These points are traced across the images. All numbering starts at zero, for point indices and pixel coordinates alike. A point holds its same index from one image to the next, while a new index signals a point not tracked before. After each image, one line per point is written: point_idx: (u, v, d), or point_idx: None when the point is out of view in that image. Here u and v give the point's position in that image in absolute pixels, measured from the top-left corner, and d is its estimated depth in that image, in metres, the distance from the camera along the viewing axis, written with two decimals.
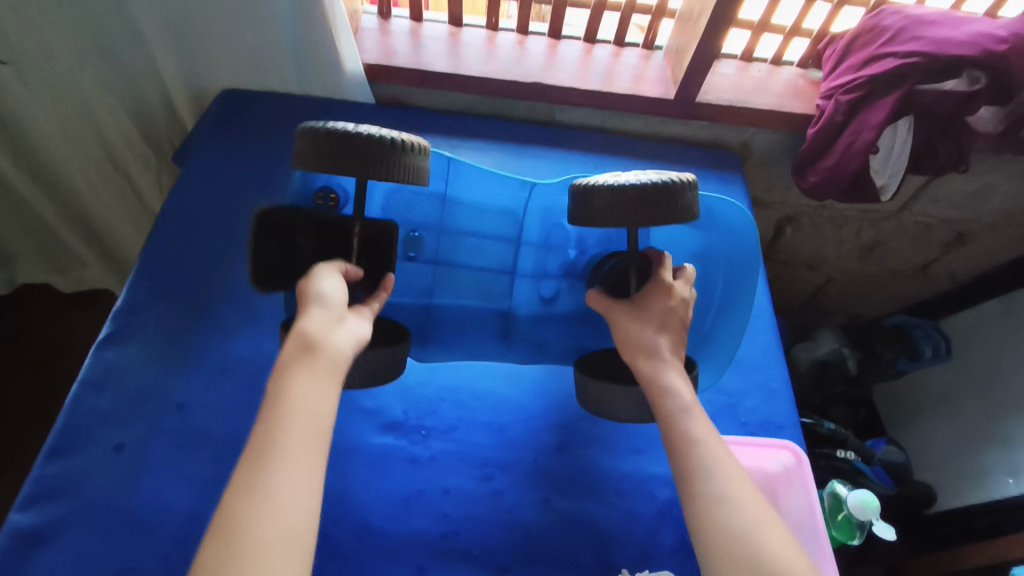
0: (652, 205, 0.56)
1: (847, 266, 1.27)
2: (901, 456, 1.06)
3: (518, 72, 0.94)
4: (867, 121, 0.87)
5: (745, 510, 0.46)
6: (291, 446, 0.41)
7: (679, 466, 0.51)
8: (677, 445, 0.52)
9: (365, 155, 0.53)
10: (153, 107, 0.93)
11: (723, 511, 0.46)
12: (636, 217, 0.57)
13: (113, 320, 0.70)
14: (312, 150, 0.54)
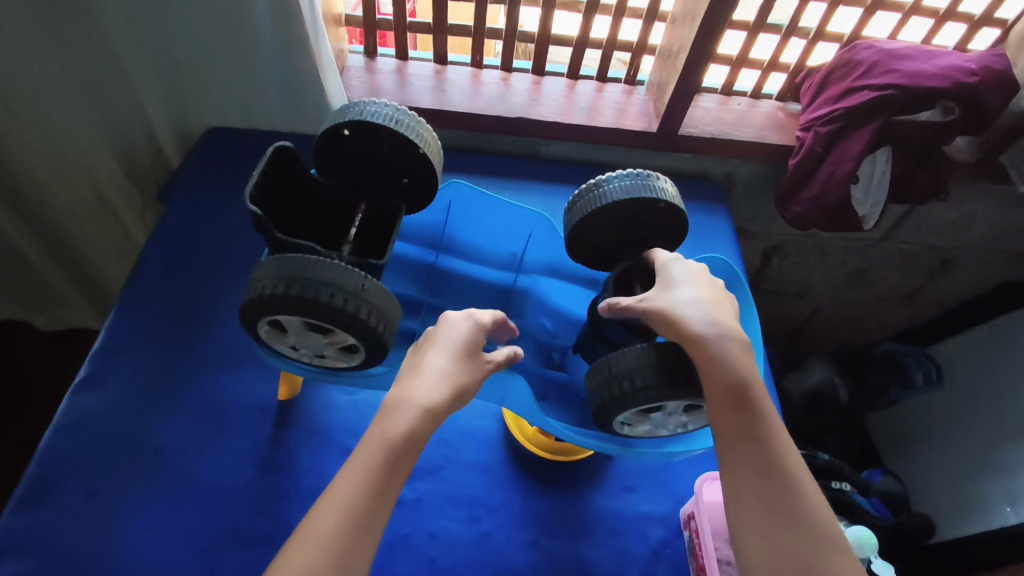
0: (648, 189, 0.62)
1: (835, 294, 1.28)
2: (898, 486, 1.03)
3: (502, 108, 0.95)
4: (846, 151, 0.89)
5: (803, 525, 0.47)
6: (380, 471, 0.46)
7: (729, 457, 0.50)
8: (752, 448, 0.49)
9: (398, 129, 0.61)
10: (139, 145, 0.94)
11: (772, 519, 0.47)
12: (635, 202, 0.63)
13: (90, 362, 0.69)
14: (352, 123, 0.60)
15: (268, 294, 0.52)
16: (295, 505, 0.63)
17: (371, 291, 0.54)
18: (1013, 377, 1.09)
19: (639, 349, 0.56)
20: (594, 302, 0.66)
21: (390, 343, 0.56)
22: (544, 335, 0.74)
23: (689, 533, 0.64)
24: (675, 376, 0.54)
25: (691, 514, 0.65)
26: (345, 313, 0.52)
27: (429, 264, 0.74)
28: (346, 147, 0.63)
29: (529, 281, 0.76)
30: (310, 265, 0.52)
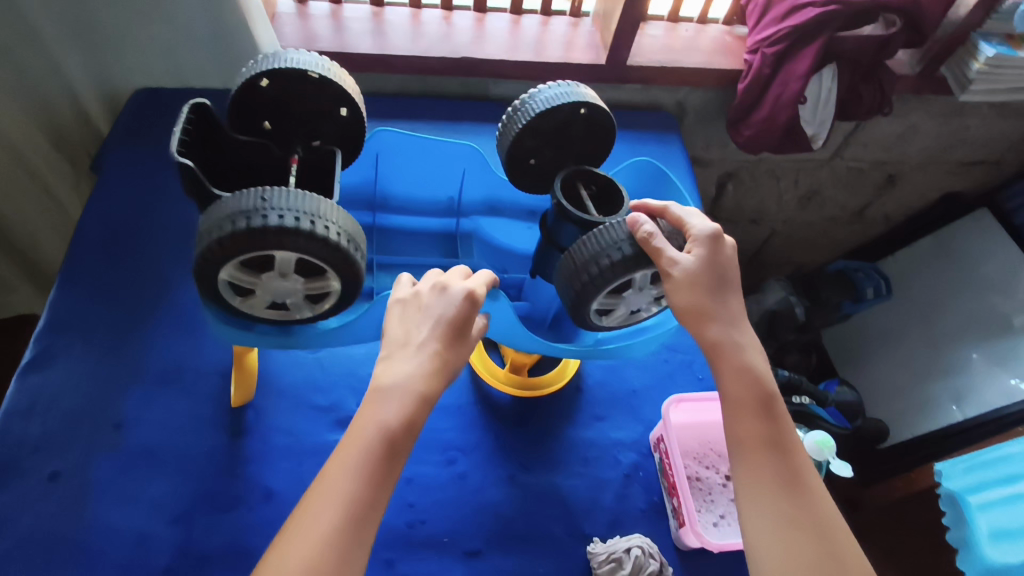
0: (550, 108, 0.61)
1: (788, 217, 1.30)
2: (853, 395, 1.09)
3: (445, 48, 0.92)
4: (793, 70, 0.89)
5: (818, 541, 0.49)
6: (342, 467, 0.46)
7: (747, 469, 0.52)
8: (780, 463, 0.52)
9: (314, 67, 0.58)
10: (61, 113, 0.87)
11: (796, 534, 0.49)
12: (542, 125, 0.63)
13: (35, 342, 0.65)
14: (246, 84, 0.58)
15: (198, 256, 0.49)
16: (268, 465, 0.63)
17: (271, 198, 0.49)
18: (958, 287, 1.18)
19: (594, 231, 0.55)
20: (545, 219, 0.64)
21: (341, 241, 0.50)
22: (495, 272, 0.72)
23: (659, 455, 0.67)
24: (640, 258, 0.53)
25: (660, 437, 0.66)
26: (281, 227, 0.48)
27: (368, 224, 0.71)
28: (259, 106, 0.61)
29: (472, 222, 0.74)
30: (213, 212, 0.49)
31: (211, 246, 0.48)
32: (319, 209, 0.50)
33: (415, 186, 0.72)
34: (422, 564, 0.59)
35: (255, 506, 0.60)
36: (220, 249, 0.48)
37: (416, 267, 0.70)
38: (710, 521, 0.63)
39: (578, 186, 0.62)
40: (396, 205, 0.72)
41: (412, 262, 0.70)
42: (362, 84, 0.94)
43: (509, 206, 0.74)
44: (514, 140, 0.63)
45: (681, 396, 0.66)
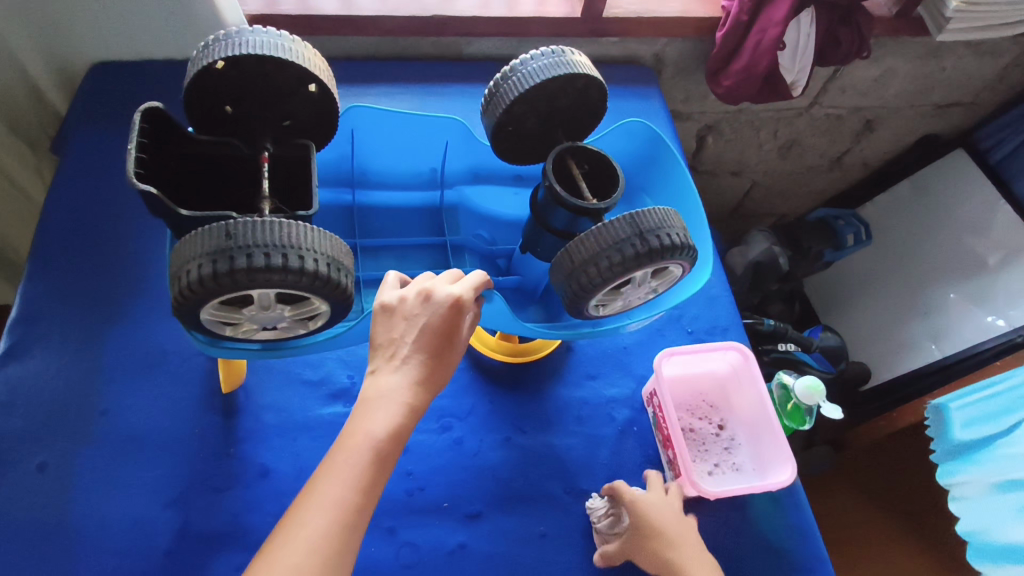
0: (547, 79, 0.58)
1: (768, 168, 1.30)
2: (836, 340, 1.11)
3: (415, 8, 0.88)
4: (770, 17, 0.88)
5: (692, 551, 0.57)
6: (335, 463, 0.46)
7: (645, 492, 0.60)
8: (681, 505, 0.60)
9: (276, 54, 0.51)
10: (14, 95, 0.83)
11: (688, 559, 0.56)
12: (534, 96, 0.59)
13: (9, 333, 0.63)
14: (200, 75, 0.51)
15: (174, 294, 0.47)
16: (262, 443, 0.62)
17: (238, 234, 0.45)
18: (933, 228, 1.21)
19: (593, 229, 0.52)
20: (535, 195, 0.59)
21: (321, 268, 0.47)
22: (483, 244, 0.71)
23: (653, 410, 0.67)
24: (641, 259, 0.51)
25: (653, 391, 0.67)
26: (271, 267, 0.45)
27: (348, 203, 0.68)
28: (218, 91, 0.54)
29: (456, 194, 0.71)
30: (181, 250, 0.46)
31: (191, 286, 0.45)
32: (306, 238, 0.47)
33: (396, 158, 0.68)
34: (423, 530, 0.59)
35: (251, 485, 0.60)
36: (202, 290, 0.45)
37: (402, 248, 0.69)
38: (705, 470, 0.64)
39: (569, 161, 0.57)
40: (377, 179, 0.69)
41: (397, 243, 0.69)
42: (330, 48, 0.91)
43: (494, 174, 0.71)
44: (503, 114, 0.59)
45: (674, 349, 0.66)
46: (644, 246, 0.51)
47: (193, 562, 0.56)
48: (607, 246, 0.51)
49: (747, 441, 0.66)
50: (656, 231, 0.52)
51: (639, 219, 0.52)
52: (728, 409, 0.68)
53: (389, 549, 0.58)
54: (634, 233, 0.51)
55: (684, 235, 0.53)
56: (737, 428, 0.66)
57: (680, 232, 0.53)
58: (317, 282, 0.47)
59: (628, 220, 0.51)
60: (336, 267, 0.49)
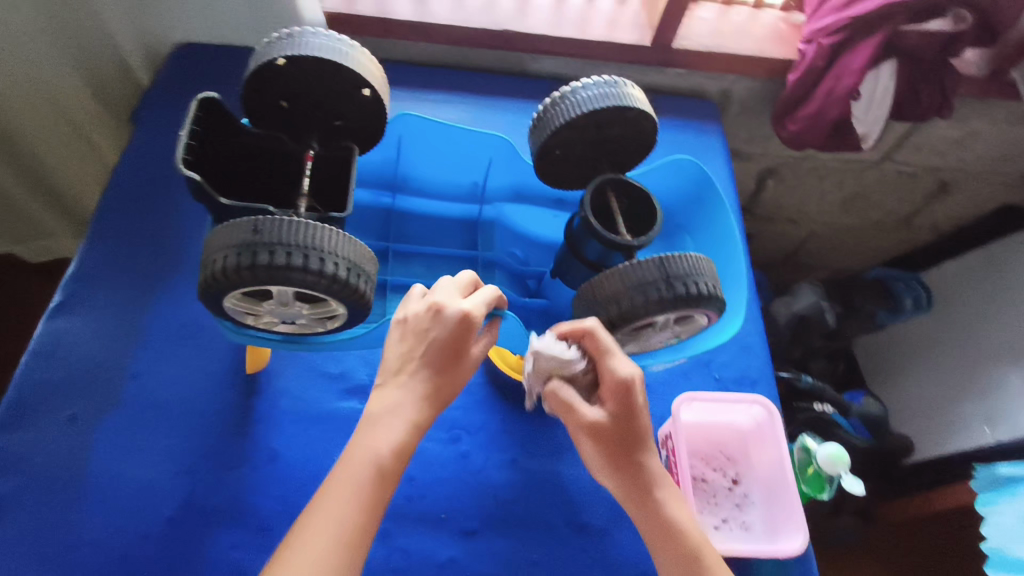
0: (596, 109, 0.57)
1: (829, 219, 1.25)
2: (879, 409, 1.04)
3: (485, 21, 0.90)
4: (848, 65, 0.85)
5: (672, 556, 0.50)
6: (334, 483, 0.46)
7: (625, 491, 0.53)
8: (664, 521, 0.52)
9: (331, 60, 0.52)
10: (104, 69, 0.88)
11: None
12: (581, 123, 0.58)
13: (63, 289, 0.67)
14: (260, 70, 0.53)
15: (202, 282, 0.49)
16: (275, 428, 0.63)
17: (265, 230, 0.46)
18: (1005, 298, 1.08)
19: (622, 266, 0.52)
20: (569, 223, 0.60)
21: (340, 272, 0.48)
22: (516, 263, 0.71)
23: (666, 453, 0.64)
24: (665, 303, 0.51)
25: (668, 434, 0.65)
26: (291, 267, 0.46)
27: (387, 207, 0.69)
28: (276, 87, 0.56)
29: (494, 210, 0.71)
30: (213, 239, 0.48)
31: (215, 276, 0.47)
32: (328, 241, 0.48)
33: (438, 169, 0.69)
34: (417, 538, 0.59)
35: (259, 466, 0.61)
36: (226, 280, 0.47)
37: (434, 258, 0.69)
38: (713, 523, 0.61)
39: (609, 194, 0.57)
40: (417, 187, 0.70)
41: (430, 252, 0.69)
42: (400, 52, 0.93)
43: (534, 197, 0.72)
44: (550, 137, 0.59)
45: (695, 394, 0.64)
46: (670, 291, 0.51)
47: (193, 532, 0.58)
48: (632, 285, 0.52)
49: (762, 501, 0.63)
50: (684, 277, 0.52)
51: (669, 263, 0.52)
52: (746, 465, 0.65)
53: (380, 551, 0.58)
54: (662, 277, 0.51)
55: (714, 285, 0.53)
56: (752, 486, 0.64)
57: (708, 282, 0.53)
58: (334, 286, 0.48)
59: (658, 262, 0.51)
60: (356, 272, 0.49)
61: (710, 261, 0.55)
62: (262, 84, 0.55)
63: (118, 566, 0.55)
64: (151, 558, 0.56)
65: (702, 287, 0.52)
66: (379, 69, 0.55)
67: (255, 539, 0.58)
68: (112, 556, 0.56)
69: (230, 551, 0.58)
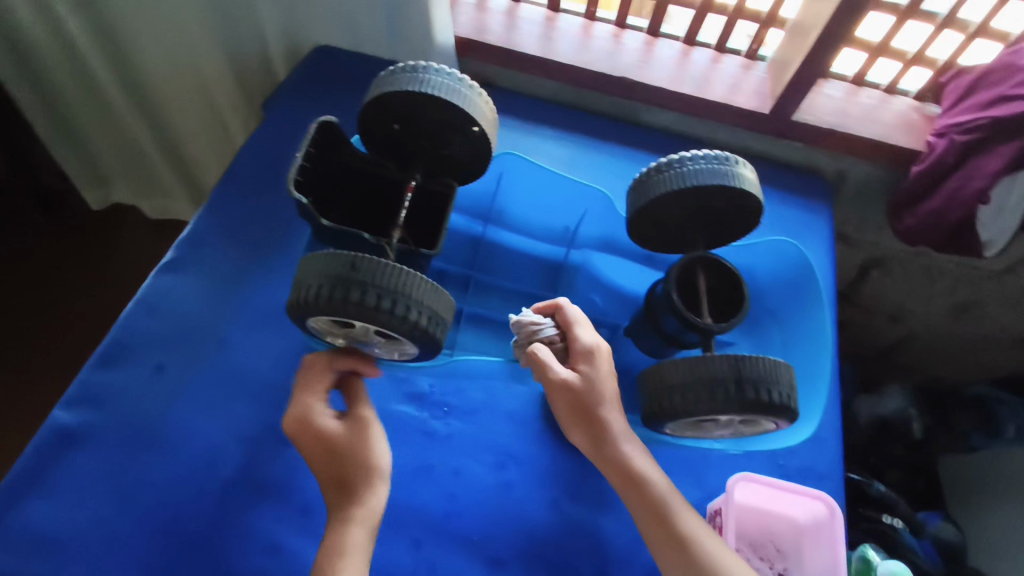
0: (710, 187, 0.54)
1: (934, 321, 1.18)
2: (955, 534, 0.93)
3: (606, 66, 0.92)
4: (981, 166, 0.81)
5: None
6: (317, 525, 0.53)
7: (655, 537, 0.55)
8: (654, 515, 0.55)
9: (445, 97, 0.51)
10: (249, 55, 0.97)
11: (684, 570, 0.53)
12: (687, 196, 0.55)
13: (178, 248, 0.73)
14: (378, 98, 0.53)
15: (288, 299, 0.47)
16: (335, 417, 0.66)
17: (362, 268, 0.44)
18: None
19: (691, 355, 0.49)
20: (654, 290, 0.57)
21: (426, 323, 0.46)
22: (592, 310, 0.70)
23: (713, 527, 0.61)
24: (729, 404, 0.47)
25: (717, 510, 0.61)
26: (381, 312, 0.44)
27: (477, 236, 0.71)
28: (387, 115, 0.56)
29: (580, 255, 0.72)
30: (310, 263, 0.46)
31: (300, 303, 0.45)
32: (421, 289, 0.46)
33: (533, 209, 0.73)
34: (445, 555, 0.60)
35: None
36: (312, 312, 0.45)
37: (513, 292, 0.70)
38: None
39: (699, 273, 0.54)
40: (509, 224, 0.72)
41: (508, 287, 0.70)
42: (521, 84, 0.96)
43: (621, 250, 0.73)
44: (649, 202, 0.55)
45: (754, 476, 0.59)
46: (736, 394, 0.47)
47: (241, 498, 0.61)
48: (696, 380, 0.48)
49: None
50: (757, 382, 0.47)
51: (743, 363, 0.48)
52: (796, 561, 0.61)
53: (408, 559, 0.59)
54: (731, 376, 0.47)
55: (790, 395, 0.47)
56: None
57: (785, 392, 0.48)
58: (418, 334, 0.46)
59: (730, 360, 0.47)
60: (436, 320, 0.47)
61: (792, 370, 0.50)
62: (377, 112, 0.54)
63: (170, 514, 0.59)
64: (200, 513, 0.60)
65: (776, 396, 0.47)
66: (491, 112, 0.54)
67: (297, 518, 0.61)
68: (167, 503, 0.59)
69: (271, 523, 0.60)
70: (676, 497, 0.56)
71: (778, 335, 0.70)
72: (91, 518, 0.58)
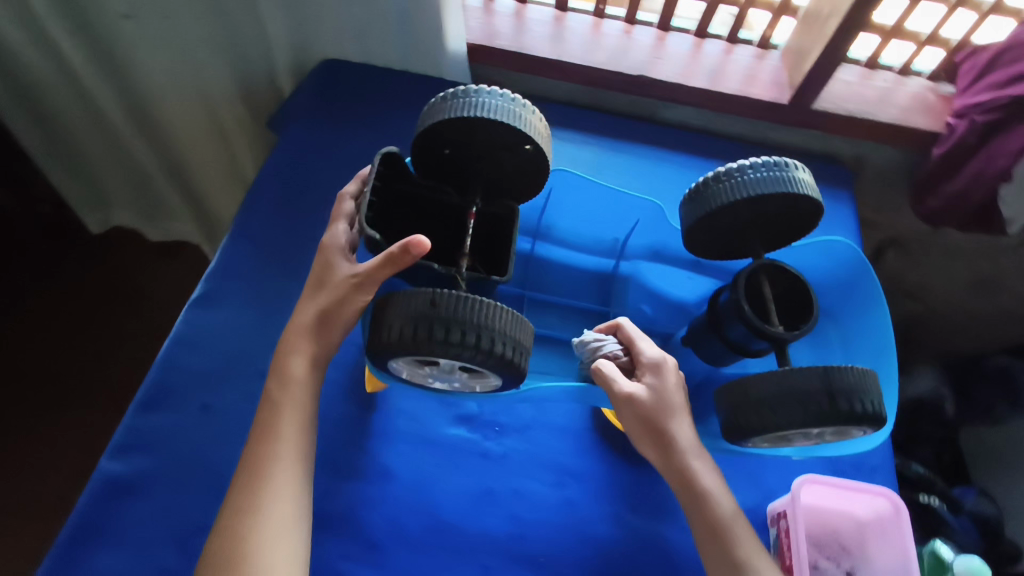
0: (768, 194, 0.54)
1: (954, 298, 1.19)
2: (992, 509, 0.95)
3: (622, 64, 0.90)
4: (1002, 146, 0.81)
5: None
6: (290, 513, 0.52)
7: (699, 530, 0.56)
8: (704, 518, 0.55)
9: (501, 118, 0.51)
10: (254, 73, 0.95)
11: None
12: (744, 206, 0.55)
13: (207, 281, 0.71)
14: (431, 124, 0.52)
15: (367, 344, 0.48)
16: (389, 445, 0.64)
17: (443, 304, 0.46)
18: None
19: (776, 373, 0.48)
20: (717, 296, 0.56)
21: (510, 353, 0.47)
22: (643, 320, 0.70)
23: (776, 531, 0.62)
24: (817, 416, 0.47)
25: (782, 512, 0.61)
26: (463, 345, 0.45)
27: (526, 253, 0.69)
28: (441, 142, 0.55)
29: (631, 265, 0.71)
30: (386, 304, 0.48)
31: (384, 343, 0.46)
32: (501, 321, 0.47)
33: (581, 222, 0.70)
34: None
35: (368, 481, 0.62)
36: (394, 349, 0.46)
37: (566, 310, 0.69)
38: None
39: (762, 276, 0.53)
40: (557, 239, 0.70)
41: (562, 303, 0.70)
42: (535, 88, 0.95)
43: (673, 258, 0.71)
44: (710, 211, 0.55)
45: (818, 477, 0.60)
46: (831, 409, 0.46)
47: None
48: (785, 392, 0.47)
49: None
50: (850, 394, 0.46)
51: (832, 375, 0.47)
52: (862, 559, 0.61)
53: None
54: (822, 388, 0.47)
55: (879, 404, 0.48)
56: None
57: (877, 401, 0.47)
58: (500, 362, 0.46)
59: (822, 375, 0.46)
60: (517, 349, 0.48)
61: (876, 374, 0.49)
62: (429, 138, 0.53)
63: None
64: None
65: (871, 406, 0.47)
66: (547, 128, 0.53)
67: (360, 552, 0.59)
68: None
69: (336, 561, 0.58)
70: (725, 494, 0.56)
71: (842, 340, 0.66)
72: (155, 569, 0.56)
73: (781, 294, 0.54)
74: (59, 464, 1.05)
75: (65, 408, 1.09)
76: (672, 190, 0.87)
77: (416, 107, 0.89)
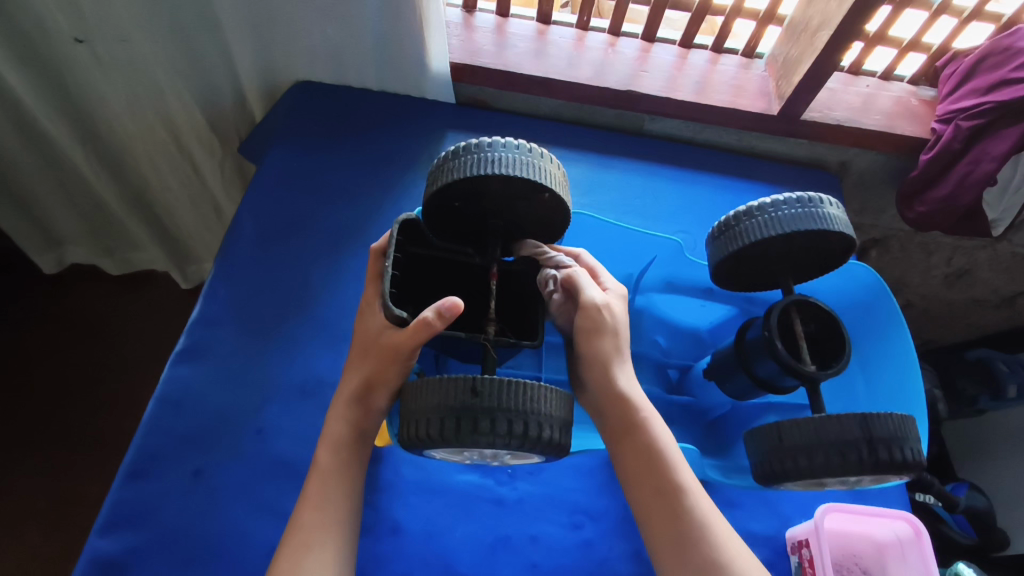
0: (794, 231, 0.59)
1: (930, 292, 1.19)
2: (984, 501, 0.96)
3: (610, 78, 0.88)
4: (988, 150, 0.81)
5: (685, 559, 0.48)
6: (302, 516, 0.51)
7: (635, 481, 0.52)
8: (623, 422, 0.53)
9: (513, 168, 0.50)
10: (223, 99, 0.89)
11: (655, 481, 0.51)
12: (774, 241, 0.60)
13: (191, 332, 0.67)
14: (442, 187, 0.52)
15: (404, 438, 0.47)
16: (399, 497, 0.61)
17: (484, 393, 0.45)
18: None
19: (819, 417, 0.54)
20: (744, 333, 0.63)
21: (554, 435, 0.46)
22: (658, 352, 0.71)
23: (798, 559, 0.61)
24: (861, 463, 0.52)
25: (803, 541, 0.61)
26: (513, 437, 0.45)
27: None
28: (451, 203, 0.55)
29: (645, 297, 0.71)
30: (418, 398, 0.46)
31: (427, 439, 0.45)
32: (546, 403, 0.46)
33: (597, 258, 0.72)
34: None
35: (380, 537, 0.59)
36: (436, 445, 0.45)
37: None
38: None
39: (794, 318, 0.59)
40: None
41: None
42: (521, 105, 0.92)
43: (686, 288, 0.72)
44: (746, 247, 0.61)
45: (838, 504, 0.60)
46: (872, 457, 0.52)
47: None
48: (829, 438, 0.53)
49: None
50: (889, 443, 0.52)
51: (874, 424, 0.53)
52: None
53: None
54: (864, 437, 0.52)
55: (917, 451, 0.53)
56: None
57: (913, 446, 0.54)
58: (550, 445, 0.46)
59: (862, 424, 0.52)
60: (563, 426, 0.47)
61: (913, 420, 0.55)
62: (441, 196, 0.53)
63: None
64: None
65: (907, 453, 0.53)
66: (559, 172, 0.53)
67: None
68: None
69: None
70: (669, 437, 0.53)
71: (861, 365, 0.69)
72: None
73: (812, 333, 0.61)
74: (22, 517, 0.97)
75: (25, 456, 1.01)
76: (664, 208, 0.84)
77: (399, 131, 0.86)
